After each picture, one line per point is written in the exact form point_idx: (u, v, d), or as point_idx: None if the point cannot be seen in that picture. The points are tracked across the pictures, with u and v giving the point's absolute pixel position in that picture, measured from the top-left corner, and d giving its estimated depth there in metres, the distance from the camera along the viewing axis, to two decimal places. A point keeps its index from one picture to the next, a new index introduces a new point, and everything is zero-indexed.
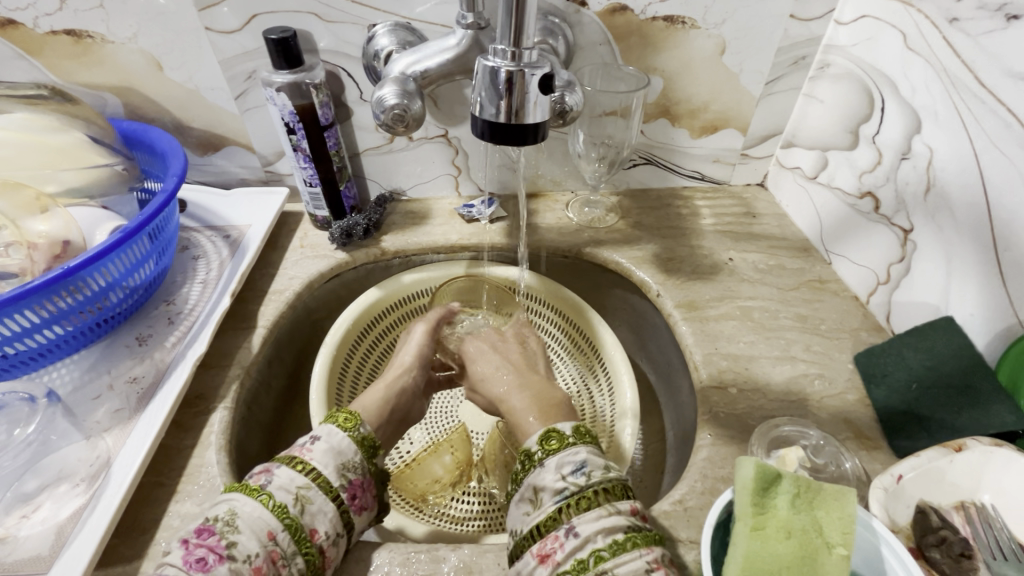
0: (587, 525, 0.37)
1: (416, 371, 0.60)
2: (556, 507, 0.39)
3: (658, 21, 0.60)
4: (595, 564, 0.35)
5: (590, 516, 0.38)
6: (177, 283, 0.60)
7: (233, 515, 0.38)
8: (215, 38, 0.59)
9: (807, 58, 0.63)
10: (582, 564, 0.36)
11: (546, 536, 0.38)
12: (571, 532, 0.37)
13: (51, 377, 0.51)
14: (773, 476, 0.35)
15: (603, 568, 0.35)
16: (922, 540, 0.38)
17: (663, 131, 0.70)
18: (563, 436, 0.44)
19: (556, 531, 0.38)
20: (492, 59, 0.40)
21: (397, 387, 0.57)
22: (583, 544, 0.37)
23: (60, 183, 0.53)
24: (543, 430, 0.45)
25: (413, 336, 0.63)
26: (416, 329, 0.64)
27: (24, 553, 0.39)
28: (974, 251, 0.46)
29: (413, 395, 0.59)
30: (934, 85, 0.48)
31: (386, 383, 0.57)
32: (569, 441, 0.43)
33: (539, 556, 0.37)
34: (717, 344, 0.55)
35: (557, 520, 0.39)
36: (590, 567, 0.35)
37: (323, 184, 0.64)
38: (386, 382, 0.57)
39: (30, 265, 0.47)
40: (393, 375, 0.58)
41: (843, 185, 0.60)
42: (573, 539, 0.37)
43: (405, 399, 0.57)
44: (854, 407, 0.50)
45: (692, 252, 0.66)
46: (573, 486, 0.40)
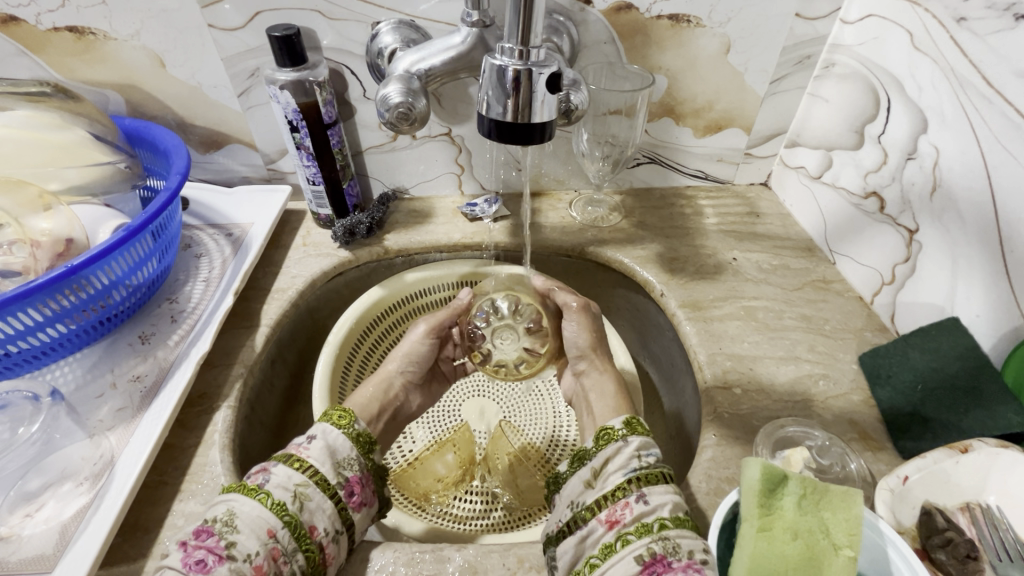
0: (657, 496, 0.39)
1: (405, 364, 0.62)
2: (626, 477, 0.40)
3: (664, 19, 0.60)
4: (659, 529, 0.37)
5: (658, 490, 0.39)
6: (179, 281, 0.60)
7: (232, 515, 0.38)
8: (218, 36, 0.59)
9: (813, 57, 0.63)
10: (648, 527, 0.37)
11: (615, 503, 0.39)
12: (641, 499, 0.39)
13: (53, 376, 0.51)
14: (780, 477, 0.36)
15: (665, 534, 0.36)
16: (927, 541, 0.38)
17: (667, 131, 0.69)
18: (646, 428, 0.46)
19: (625, 497, 0.39)
20: (500, 58, 0.39)
21: (390, 386, 0.60)
22: (650, 511, 0.38)
23: (62, 181, 0.52)
24: (623, 417, 0.47)
25: (413, 332, 0.64)
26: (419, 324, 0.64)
27: (27, 552, 0.39)
28: (980, 251, 0.46)
29: (406, 388, 0.62)
30: (941, 85, 0.48)
31: (376, 378, 0.60)
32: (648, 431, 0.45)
33: (608, 521, 0.39)
34: (720, 345, 0.55)
35: (626, 488, 0.40)
36: (654, 532, 0.36)
37: (326, 182, 0.63)
38: (374, 378, 0.60)
39: (34, 263, 0.47)
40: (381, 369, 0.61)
41: (847, 185, 0.60)
42: (643, 506, 0.38)
43: (393, 392, 0.60)
44: (858, 408, 0.50)
45: (695, 252, 0.66)
46: (642, 463, 0.41)
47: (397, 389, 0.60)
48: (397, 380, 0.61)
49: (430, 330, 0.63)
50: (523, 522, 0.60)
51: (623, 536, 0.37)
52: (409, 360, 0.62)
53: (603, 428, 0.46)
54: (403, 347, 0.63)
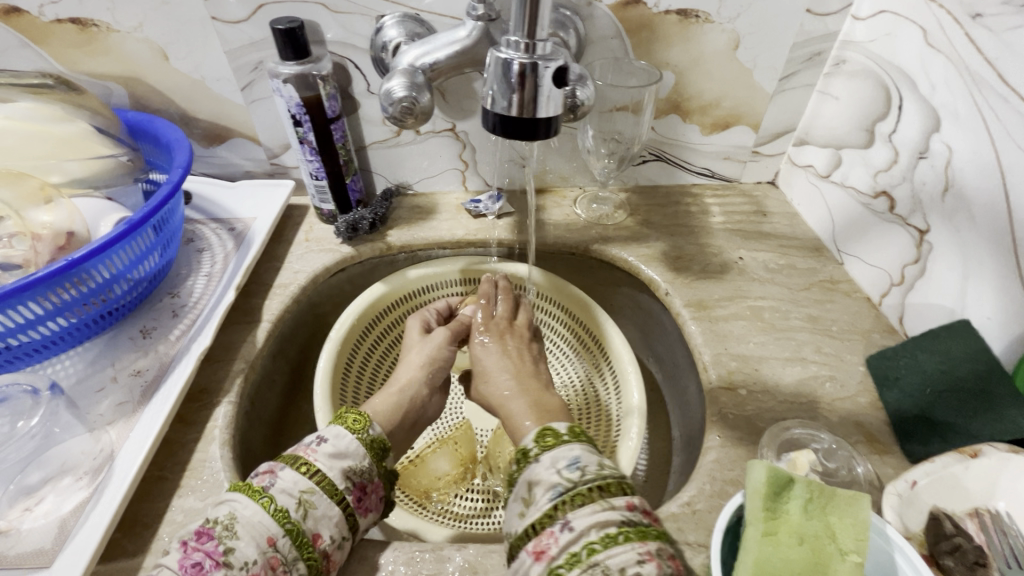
0: (582, 519, 0.36)
1: (430, 371, 0.59)
2: (552, 504, 0.38)
3: (672, 14, 0.59)
4: (587, 556, 0.34)
5: (585, 511, 0.36)
6: (182, 275, 0.60)
7: (233, 518, 0.37)
8: (221, 29, 0.58)
9: (823, 54, 0.62)
10: (575, 557, 0.34)
11: (541, 532, 0.37)
12: (565, 526, 0.36)
13: (55, 370, 0.50)
14: (786, 480, 0.35)
15: (594, 560, 0.34)
16: (936, 547, 0.37)
17: (673, 128, 0.69)
18: (558, 436, 0.43)
19: (550, 526, 0.36)
20: (505, 51, 0.39)
21: (417, 393, 0.57)
22: (576, 538, 0.35)
23: (63, 174, 0.52)
24: (537, 430, 0.45)
25: (434, 337, 0.61)
26: (438, 331, 0.62)
27: (26, 546, 0.38)
28: (992, 252, 0.45)
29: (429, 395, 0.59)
30: (955, 83, 0.47)
31: (399, 384, 0.57)
32: (564, 439, 0.42)
33: (534, 552, 0.36)
34: (726, 344, 0.55)
35: (551, 516, 0.37)
36: (582, 560, 0.34)
37: (329, 177, 0.63)
38: (400, 385, 0.56)
39: (35, 256, 0.46)
40: (406, 375, 0.58)
41: (857, 185, 0.59)
42: (568, 533, 0.35)
43: (420, 398, 0.57)
44: (866, 410, 0.49)
45: (700, 251, 0.65)
46: (566, 482, 0.38)
47: (424, 398, 0.57)
48: (425, 390, 0.58)
49: (451, 337, 0.62)
50: None
51: (553, 570, 0.34)
52: (434, 365, 0.60)
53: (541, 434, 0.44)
54: (426, 352, 0.60)
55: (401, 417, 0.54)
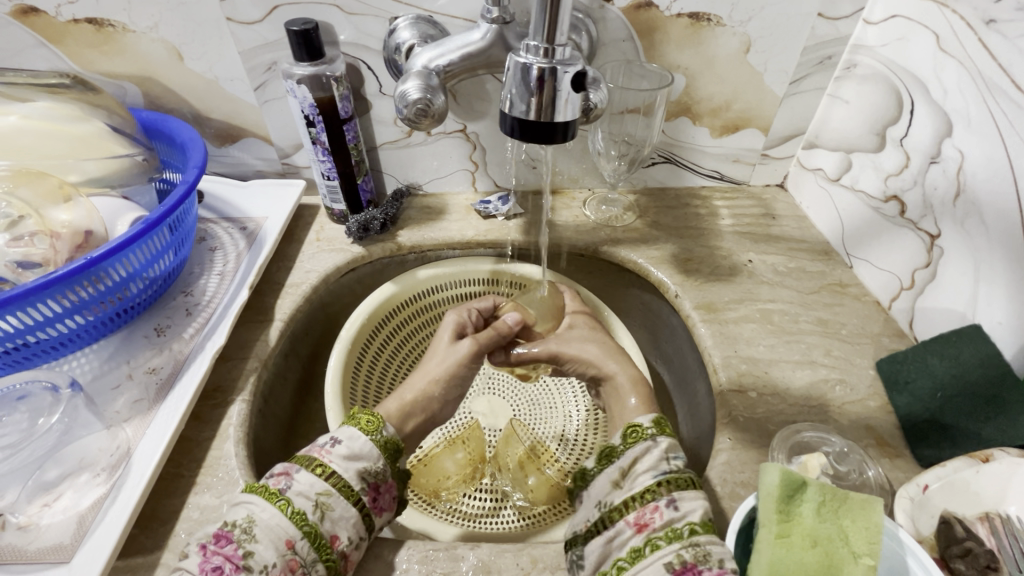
0: (688, 502, 0.38)
1: (445, 386, 0.59)
2: (655, 480, 0.40)
3: (683, 18, 0.60)
4: (689, 535, 0.36)
5: (688, 495, 0.38)
6: (195, 274, 0.60)
7: (252, 521, 0.38)
8: (235, 29, 0.59)
9: (834, 58, 0.62)
10: (675, 534, 0.36)
11: (644, 507, 0.39)
12: (672, 505, 0.38)
13: (71, 367, 0.51)
14: (799, 483, 0.35)
15: (696, 540, 0.36)
16: (946, 551, 0.38)
17: (683, 130, 0.69)
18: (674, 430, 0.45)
19: (655, 501, 0.39)
20: (524, 56, 0.39)
21: (425, 393, 0.57)
22: (679, 517, 0.37)
23: (82, 173, 0.53)
24: (650, 415, 0.46)
25: (457, 350, 0.61)
26: (464, 342, 0.62)
27: (46, 542, 0.39)
28: (1004, 258, 0.45)
29: (438, 404, 0.59)
30: (967, 88, 0.47)
31: (413, 393, 0.57)
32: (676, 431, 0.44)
33: (637, 524, 0.38)
34: (735, 347, 0.55)
35: (656, 492, 0.39)
36: (684, 537, 0.36)
37: (341, 177, 0.63)
38: (412, 392, 0.57)
39: (53, 255, 0.47)
40: (420, 386, 0.58)
41: (867, 188, 0.59)
42: (672, 511, 0.38)
43: (430, 409, 0.58)
44: (875, 414, 0.49)
45: (710, 253, 0.66)
46: (672, 467, 0.41)
47: (433, 405, 0.58)
48: (436, 402, 0.58)
49: (474, 352, 0.61)
50: (533, 521, 0.59)
51: (652, 542, 0.37)
52: (452, 380, 0.60)
53: (630, 425, 0.45)
54: (445, 367, 0.60)
55: (412, 424, 0.56)
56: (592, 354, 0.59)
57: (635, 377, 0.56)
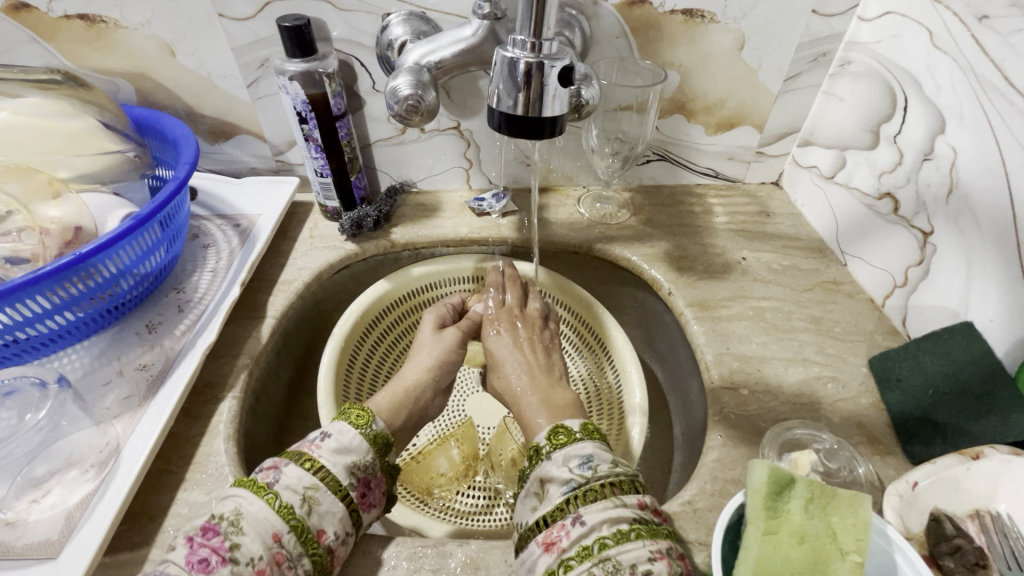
0: (594, 515, 0.37)
1: (437, 373, 0.59)
2: (564, 498, 0.39)
3: (677, 14, 0.59)
4: (599, 551, 0.35)
5: (595, 507, 0.38)
6: (187, 271, 0.60)
7: (239, 514, 0.38)
8: (228, 25, 0.58)
9: (829, 55, 0.62)
10: (587, 551, 0.36)
11: (552, 525, 0.38)
12: (577, 521, 0.37)
13: (62, 364, 0.51)
14: (787, 480, 0.35)
15: (605, 555, 0.35)
16: (935, 549, 0.38)
17: (677, 127, 0.69)
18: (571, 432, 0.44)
19: (562, 519, 0.38)
20: (511, 51, 0.39)
21: (413, 382, 0.57)
22: (588, 532, 0.36)
23: (72, 169, 0.53)
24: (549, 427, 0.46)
25: (445, 338, 0.61)
26: (449, 331, 0.62)
27: (33, 538, 0.39)
28: (996, 255, 0.45)
29: (432, 395, 0.58)
30: (960, 84, 0.47)
31: (404, 385, 0.56)
32: (575, 437, 0.44)
33: (544, 543, 0.37)
34: (728, 344, 0.55)
35: (563, 510, 0.39)
36: (594, 554, 0.35)
37: (334, 174, 0.63)
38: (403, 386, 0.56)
39: (43, 250, 0.47)
40: (412, 377, 0.57)
41: (861, 186, 0.59)
42: (579, 527, 0.37)
43: (421, 400, 0.57)
44: (867, 411, 0.49)
45: (704, 251, 0.65)
46: (578, 478, 0.40)
47: (425, 400, 0.57)
48: (429, 393, 0.58)
49: (462, 339, 0.62)
50: None
51: (564, 562, 0.36)
52: (442, 368, 0.60)
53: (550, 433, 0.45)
54: (435, 354, 0.60)
55: (405, 417, 0.54)
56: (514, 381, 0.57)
57: (545, 398, 0.53)
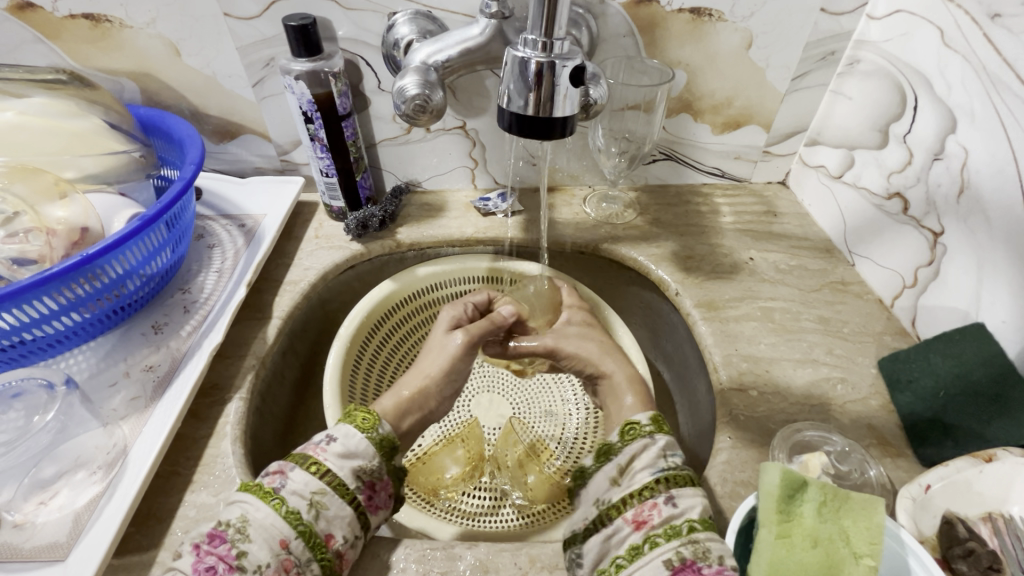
0: (686, 498, 0.38)
1: (442, 382, 0.59)
2: (653, 478, 0.39)
3: (684, 13, 0.59)
4: (688, 531, 0.36)
5: (686, 491, 0.38)
6: (193, 271, 0.60)
7: (246, 521, 0.38)
8: (233, 25, 0.58)
9: (837, 54, 0.62)
10: (675, 529, 0.36)
11: (642, 504, 0.38)
12: (670, 501, 0.38)
13: (67, 365, 0.51)
14: (799, 483, 0.35)
15: (695, 537, 0.35)
16: (948, 552, 0.37)
17: (684, 127, 0.68)
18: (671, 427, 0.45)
19: (653, 498, 0.38)
20: (522, 50, 0.39)
21: (416, 387, 0.57)
22: (678, 513, 0.37)
23: (78, 169, 0.52)
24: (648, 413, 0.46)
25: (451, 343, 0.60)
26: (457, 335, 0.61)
27: (41, 540, 0.39)
28: (1007, 255, 0.44)
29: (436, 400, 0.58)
30: (971, 83, 0.46)
31: (409, 390, 0.56)
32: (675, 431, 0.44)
33: (635, 521, 0.38)
34: (736, 345, 0.54)
35: (654, 488, 0.39)
36: (683, 534, 0.36)
37: (339, 174, 0.63)
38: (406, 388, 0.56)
39: (49, 252, 0.47)
40: (415, 385, 0.57)
41: (869, 186, 0.59)
42: (671, 507, 0.37)
43: (427, 405, 0.57)
44: (877, 413, 0.49)
45: (712, 251, 0.65)
46: (669, 464, 0.40)
47: (429, 402, 0.57)
48: (433, 399, 0.57)
49: (470, 344, 0.60)
50: (532, 519, 0.59)
51: (651, 539, 0.36)
52: (448, 377, 0.59)
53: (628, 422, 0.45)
54: (440, 363, 0.59)
55: (410, 421, 0.55)
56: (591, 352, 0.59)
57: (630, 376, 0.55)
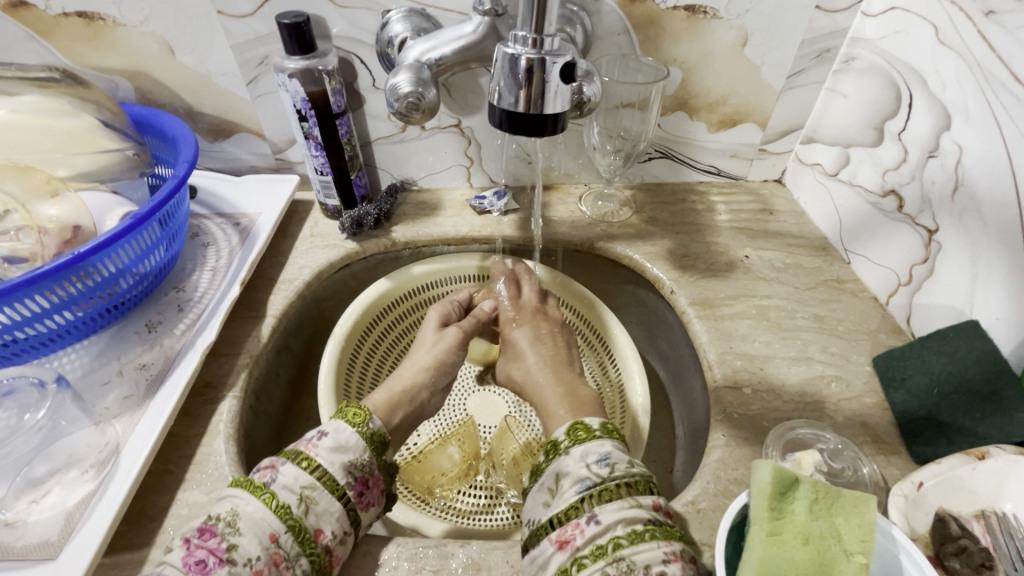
0: (609, 513, 0.37)
1: (435, 374, 0.59)
2: (578, 496, 0.39)
3: (679, 10, 0.59)
4: (613, 550, 0.35)
5: (611, 506, 0.37)
6: (187, 270, 0.60)
7: (235, 515, 0.38)
8: (228, 23, 0.58)
9: (833, 51, 0.61)
10: (601, 549, 0.36)
11: (565, 523, 0.38)
12: (592, 519, 0.37)
13: (60, 363, 0.51)
14: (791, 480, 0.35)
15: (620, 555, 0.35)
16: (941, 549, 0.37)
17: (680, 124, 0.68)
18: (590, 430, 0.44)
19: (576, 518, 0.38)
20: (513, 46, 0.38)
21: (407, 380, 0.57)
22: (602, 531, 0.36)
23: (70, 167, 0.52)
24: (568, 424, 0.46)
25: (445, 337, 0.62)
26: (450, 330, 0.62)
27: (32, 539, 0.39)
28: (1001, 252, 0.44)
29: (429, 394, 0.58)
30: (965, 80, 0.46)
31: (401, 384, 0.56)
32: (595, 434, 0.43)
33: (557, 542, 0.37)
34: (731, 343, 0.54)
35: (579, 508, 0.38)
36: (608, 553, 0.35)
37: (334, 172, 0.63)
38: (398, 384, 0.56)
39: (41, 250, 0.47)
40: (407, 377, 0.57)
41: (865, 183, 0.59)
42: (594, 526, 0.37)
43: (418, 399, 0.57)
44: (871, 411, 0.49)
45: (707, 249, 0.65)
46: (594, 477, 0.39)
47: (422, 398, 0.57)
48: (424, 392, 0.58)
49: (462, 339, 0.62)
50: (526, 519, 0.60)
51: (578, 560, 0.36)
52: (440, 368, 0.60)
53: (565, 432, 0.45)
54: (434, 355, 0.60)
55: (401, 415, 0.54)
56: (532, 368, 0.57)
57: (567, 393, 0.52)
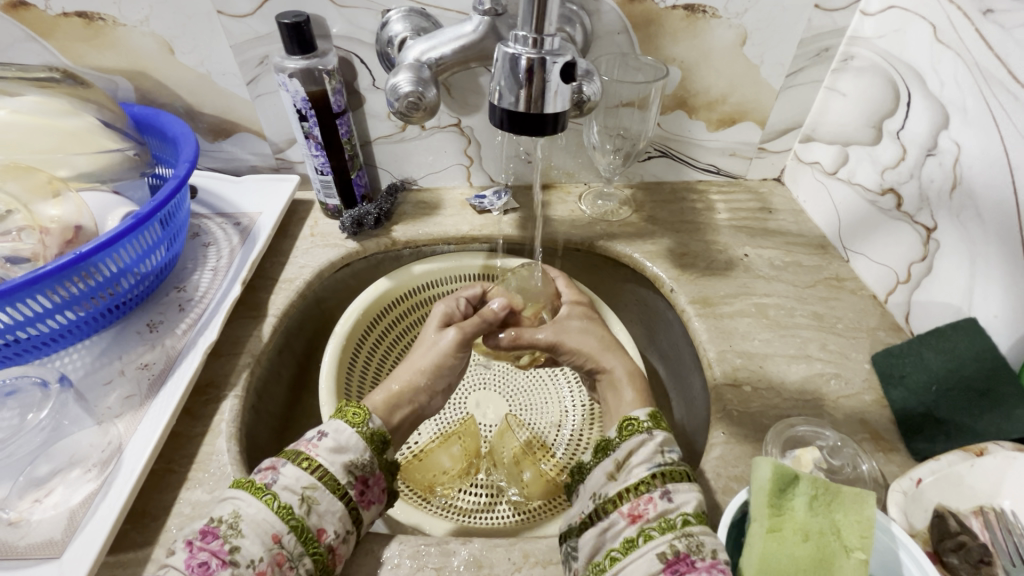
0: (681, 494, 0.38)
1: (431, 378, 0.57)
2: (650, 472, 0.39)
3: (678, 10, 0.59)
4: (682, 526, 0.36)
5: (681, 487, 0.38)
6: (188, 269, 0.60)
7: (237, 517, 0.38)
8: (227, 22, 0.58)
9: (831, 50, 0.62)
10: (669, 524, 0.36)
11: (638, 497, 0.38)
12: (664, 495, 0.38)
13: (62, 362, 0.51)
14: (791, 477, 0.35)
15: (689, 531, 0.36)
16: (939, 545, 0.38)
17: (679, 123, 0.68)
18: (670, 423, 0.44)
19: (649, 492, 0.38)
20: (513, 47, 0.39)
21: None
22: (672, 508, 0.37)
23: (72, 167, 0.52)
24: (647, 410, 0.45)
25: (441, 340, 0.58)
26: (450, 332, 0.59)
27: (36, 538, 0.39)
28: (999, 250, 0.45)
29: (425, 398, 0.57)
30: (963, 79, 0.46)
31: (395, 379, 0.56)
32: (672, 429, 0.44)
33: (631, 515, 0.38)
34: (731, 341, 0.55)
35: (650, 483, 0.39)
36: (677, 527, 0.36)
37: (334, 172, 0.63)
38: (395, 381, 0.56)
39: (43, 250, 0.47)
40: (404, 380, 0.56)
41: (863, 182, 0.59)
42: (666, 502, 0.37)
43: (417, 398, 0.56)
44: (869, 408, 0.49)
45: (706, 247, 0.65)
46: (667, 460, 0.40)
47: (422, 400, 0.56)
48: (424, 395, 0.56)
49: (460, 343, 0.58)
50: (527, 516, 0.59)
51: (646, 532, 0.36)
52: (438, 372, 0.57)
53: (626, 418, 0.44)
54: (431, 358, 0.57)
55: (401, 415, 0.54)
56: (591, 347, 0.56)
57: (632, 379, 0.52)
